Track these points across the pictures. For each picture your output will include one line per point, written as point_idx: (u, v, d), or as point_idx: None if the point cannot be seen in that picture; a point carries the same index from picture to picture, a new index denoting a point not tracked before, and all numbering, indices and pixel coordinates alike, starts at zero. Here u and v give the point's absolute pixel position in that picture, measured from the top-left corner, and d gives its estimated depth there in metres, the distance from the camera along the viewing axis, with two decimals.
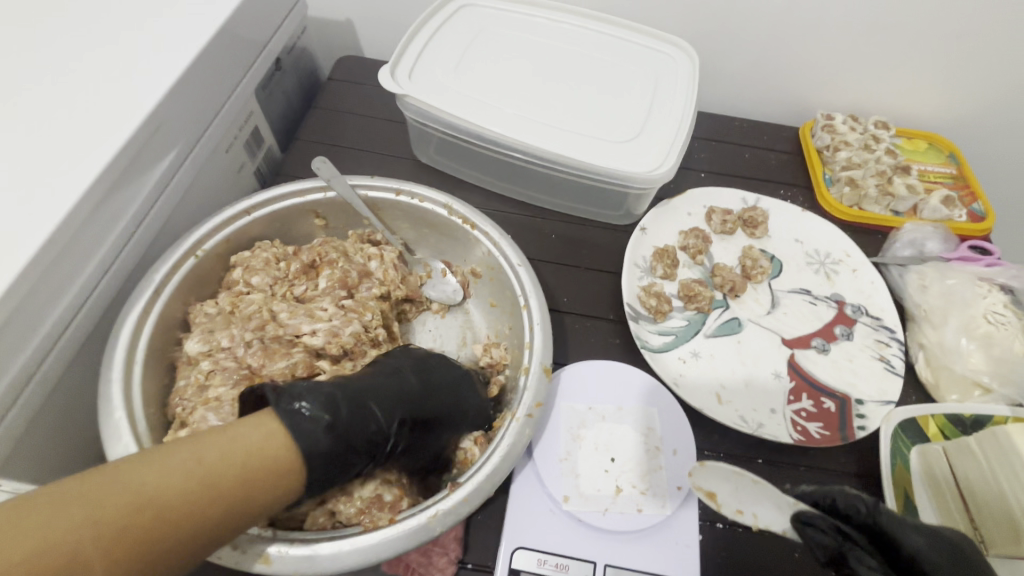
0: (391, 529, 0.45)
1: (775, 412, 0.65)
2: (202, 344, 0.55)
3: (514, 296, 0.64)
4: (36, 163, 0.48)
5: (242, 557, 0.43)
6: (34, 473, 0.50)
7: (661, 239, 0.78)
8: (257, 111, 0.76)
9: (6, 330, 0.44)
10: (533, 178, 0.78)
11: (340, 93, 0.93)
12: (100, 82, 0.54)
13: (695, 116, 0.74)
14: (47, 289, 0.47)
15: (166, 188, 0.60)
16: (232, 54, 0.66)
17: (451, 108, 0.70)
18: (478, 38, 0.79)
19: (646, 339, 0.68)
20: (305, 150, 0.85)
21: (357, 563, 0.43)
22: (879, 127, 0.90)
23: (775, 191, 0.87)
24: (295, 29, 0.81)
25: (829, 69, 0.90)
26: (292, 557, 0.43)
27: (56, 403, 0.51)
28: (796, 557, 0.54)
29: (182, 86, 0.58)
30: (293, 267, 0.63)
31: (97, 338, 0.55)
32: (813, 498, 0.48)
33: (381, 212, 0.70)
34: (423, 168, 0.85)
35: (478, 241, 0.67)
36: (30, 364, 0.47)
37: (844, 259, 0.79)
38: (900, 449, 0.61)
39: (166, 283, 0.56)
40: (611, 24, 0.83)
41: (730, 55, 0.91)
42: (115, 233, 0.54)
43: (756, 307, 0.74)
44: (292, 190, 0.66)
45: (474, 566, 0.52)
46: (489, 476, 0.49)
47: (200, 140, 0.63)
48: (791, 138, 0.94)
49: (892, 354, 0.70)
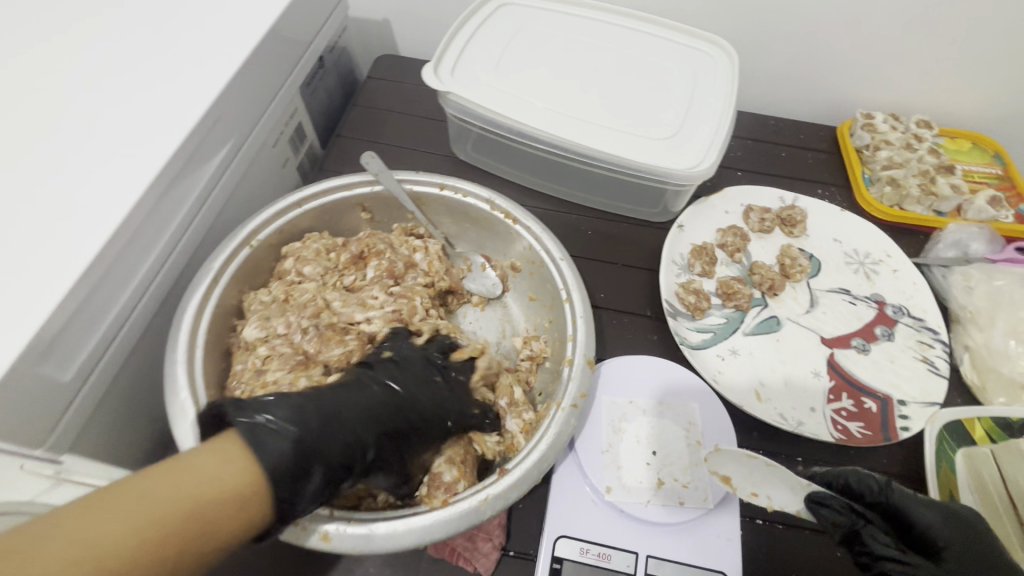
0: (443, 512, 0.46)
1: (815, 410, 0.64)
2: (259, 330, 0.57)
3: (554, 290, 0.65)
4: (108, 156, 0.51)
5: (301, 534, 0.45)
6: (102, 451, 0.53)
7: (698, 237, 0.78)
8: (302, 108, 0.78)
9: (82, 313, 0.46)
10: (570, 174, 0.79)
11: (379, 90, 0.95)
12: (164, 78, 0.57)
13: (734, 113, 0.74)
14: (117, 275, 0.50)
15: (221, 180, 0.62)
16: (283, 51, 0.68)
17: (493, 105, 0.72)
18: (517, 37, 0.80)
19: (685, 335, 0.69)
20: (345, 147, 0.87)
21: (413, 544, 0.45)
22: (921, 126, 0.89)
23: (813, 190, 0.86)
24: (338, 28, 0.84)
25: (870, 67, 0.89)
26: (350, 535, 0.45)
27: (122, 385, 0.54)
28: (837, 556, 0.54)
29: (238, 82, 0.60)
30: (342, 258, 0.66)
31: (158, 325, 0.57)
32: (828, 479, 0.51)
33: (425, 206, 0.71)
34: (461, 164, 0.87)
35: (519, 235, 0.68)
36: (101, 346, 0.49)
37: (885, 259, 0.78)
38: (945, 450, 0.61)
39: (222, 272, 0.58)
40: (649, 22, 0.83)
41: (767, 53, 0.90)
42: (176, 224, 0.56)
43: (794, 306, 0.74)
44: (340, 184, 0.68)
45: (517, 553, 0.53)
46: (536, 464, 0.50)
47: (251, 134, 0.66)
48: (829, 137, 0.93)
49: (935, 355, 0.69)
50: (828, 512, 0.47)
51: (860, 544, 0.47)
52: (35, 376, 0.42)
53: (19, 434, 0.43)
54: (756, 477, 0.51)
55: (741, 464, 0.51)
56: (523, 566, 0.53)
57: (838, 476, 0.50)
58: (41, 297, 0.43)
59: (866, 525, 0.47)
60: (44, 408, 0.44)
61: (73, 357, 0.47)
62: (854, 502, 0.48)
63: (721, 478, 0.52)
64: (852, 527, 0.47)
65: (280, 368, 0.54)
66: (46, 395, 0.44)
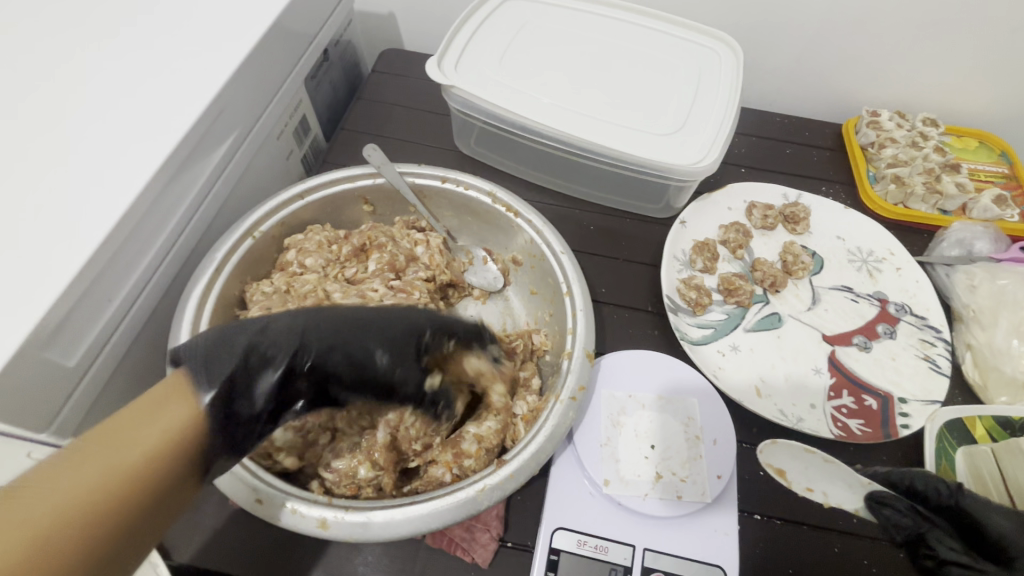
0: (441, 501, 0.47)
1: (815, 407, 0.64)
2: (260, 320, 0.58)
3: (555, 283, 0.65)
4: (113, 144, 0.51)
5: (300, 521, 0.46)
6: None
7: (701, 233, 0.78)
8: (306, 101, 0.79)
9: (86, 300, 0.47)
10: (572, 169, 0.79)
11: (383, 84, 0.95)
12: (169, 68, 0.57)
13: (738, 109, 0.74)
14: (121, 263, 0.50)
15: (225, 171, 0.63)
16: (287, 43, 0.68)
17: (496, 99, 0.72)
18: (522, 31, 0.80)
19: (685, 331, 0.69)
20: (349, 140, 0.87)
21: (410, 533, 0.45)
22: (927, 124, 0.88)
23: (817, 188, 0.86)
24: (343, 21, 0.84)
25: (876, 65, 0.89)
26: (348, 523, 0.45)
27: (126, 372, 0.54)
28: (835, 552, 0.54)
29: (242, 72, 0.60)
30: (344, 250, 0.66)
31: (162, 313, 0.58)
32: (890, 479, 0.54)
33: (427, 199, 0.72)
34: (464, 159, 0.87)
35: (520, 229, 0.68)
36: (105, 333, 0.50)
37: (888, 257, 0.77)
38: (945, 449, 0.61)
39: (225, 262, 0.59)
40: (653, 17, 0.83)
41: (772, 50, 0.90)
42: (180, 213, 0.57)
43: (796, 303, 0.74)
44: (343, 177, 0.68)
45: (514, 544, 0.54)
46: (534, 455, 0.50)
47: (255, 126, 0.66)
48: (834, 135, 0.93)
49: (938, 354, 0.69)
50: (891, 513, 0.51)
51: (927, 547, 0.50)
52: (40, 361, 0.43)
53: (24, 418, 0.43)
54: (813, 474, 0.55)
55: (798, 459, 0.56)
56: (520, 557, 0.53)
57: (902, 478, 0.53)
58: (45, 282, 0.44)
59: (932, 529, 0.50)
60: (48, 393, 0.45)
61: (77, 343, 0.47)
62: (919, 504, 0.51)
63: (775, 471, 0.56)
64: (917, 528, 0.50)
65: None
66: (51, 380, 0.45)
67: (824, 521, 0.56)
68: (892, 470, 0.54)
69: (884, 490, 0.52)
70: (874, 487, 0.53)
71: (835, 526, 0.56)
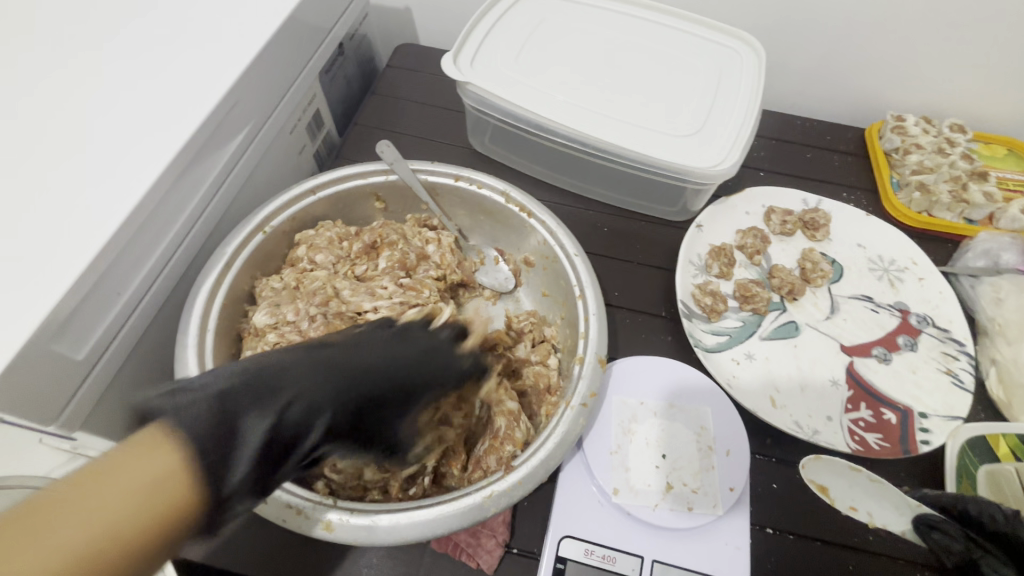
0: (447, 506, 0.46)
1: (831, 419, 0.63)
2: (268, 317, 0.57)
3: (567, 285, 0.64)
4: (125, 137, 0.51)
5: (305, 522, 0.45)
6: (112, 431, 0.53)
7: (718, 238, 0.77)
8: (320, 95, 0.78)
9: (95, 294, 0.47)
10: (587, 169, 0.78)
11: (397, 79, 0.94)
12: (181, 60, 0.56)
13: (759, 111, 0.72)
14: (130, 257, 0.50)
15: (238, 164, 0.62)
16: (304, 36, 0.67)
17: (512, 97, 0.71)
18: (540, 28, 0.78)
19: (700, 338, 0.67)
20: (363, 136, 0.86)
21: (414, 538, 0.44)
22: (954, 130, 0.86)
23: (838, 194, 0.84)
24: (358, 16, 0.83)
25: (903, 68, 0.86)
26: (352, 526, 0.45)
27: (134, 366, 0.54)
28: (850, 570, 0.53)
29: (257, 65, 0.60)
30: (354, 247, 0.65)
31: (171, 308, 0.57)
32: (938, 501, 0.54)
33: (438, 197, 0.71)
34: (478, 157, 0.86)
35: (534, 230, 0.67)
36: (113, 327, 0.50)
37: (910, 266, 0.75)
38: (966, 466, 0.59)
39: (235, 257, 0.58)
40: (674, 16, 0.81)
41: (795, 51, 0.88)
42: (192, 208, 0.56)
43: (814, 312, 0.72)
44: (355, 173, 0.67)
45: (520, 551, 0.53)
46: (542, 462, 0.49)
47: (268, 120, 0.65)
48: (856, 139, 0.91)
49: (961, 368, 0.67)
50: (939, 536, 0.52)
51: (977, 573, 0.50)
52: (48, 355, 0.43)
53: (30, 412, 0.43)
54: (858, 492, 0.56)
55: (843, 477, 0.57)
56: (526, 564, 0.52)
57: (955, 502, 0.53)
58: (54, 275, 0.43)
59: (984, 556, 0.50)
60: (56, 387, 0.44)
61: (86, 337, 0.47)
62: (970, 530, 0.52)
63: (819, 488, 0.57)
64: (968, 554, 0.51)
65: None
66: (58, 375, 0.44)
67: (841, 538, 0.55)
68: (945, 494, 0.54)
69: (935, 514, 0.53)
70: (924, 510, 0.54)
71: (851, 543, 0.54)
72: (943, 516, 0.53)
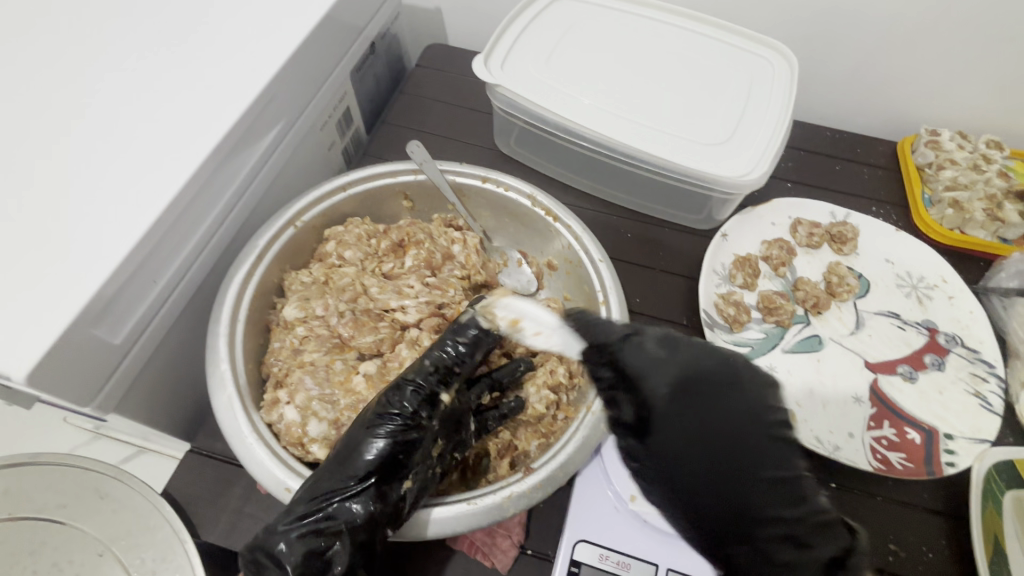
0: (467, 507, 0.47)
1: (853, 436, 0.62)
2: (298, 310, 0.58)
3: (590, 291, 0.64)
4: (167, 126, 0.53)
5: (481, 511, 0.47)
6: (142, 415, 0.55)
7: (742, 248, 0.76)
8: (351, 93, 0.79)
9: (134, 280, 0.48)
10: (613, 175, 0.78)
11: (427, 79, 0.95)
12: (217, 60, 0.58)
13: (790, 123, 0.71)
14: (166, 246, 0.51)
15: (271, 158, 0.64)
16: (338, 36, 0.68)
17: (540, 100, 0.71)
18: (571, 32, 0.78)
19: (721, 348, 0.67)
20: (390, 135, 0.88)
21: (480, 524, 0.47)
22: (991, 147, 0.83)
23: (867, 208, 0.83)
24: (391, 15, 0.84)
25: (939, 82, 0.85)
26: (443, 518, 0.47)
27: (165, 354, 0.56)
28: (919, 570, 0.56)
29: (295, 62, 0.61)
30: (382, 244, 0.66)
31: (202, 298, 0.59)
32: None
33: (465, 198, 0.71)
34: (503, 158, 0.87)
35: (559, 234, 0.67)
36: (149, 314, 0.51)
37: (940, 284, 0.74)
38: (992, 490, 0.57)
39: (267, 248, 0.60)
40: (706, 23, 0.81)
41: (827, 63, 0.87)
42: (227, 198, 0.58)
43: (839, 326, 0.71)
44: (385, 171, 0.68)
45: (534, 553, 0.54)
46: (561, 466, 0.50)
47: (301, 115, 0.67)
48: (888, 152, 0.89)
49: (989, 391, 0.65)
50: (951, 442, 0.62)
51: None
52: (87, 337, 0.44)
53: (68, 393, 0.45)
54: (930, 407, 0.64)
55: None
56: (540, 566, 0.53)
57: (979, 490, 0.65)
58: (95, 263, 0.45)
59: None
60: (93, 370, 0.46)
61: (123, 323, 0.49)
62: None
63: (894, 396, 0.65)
64: None
65: (317, 350, 0.56)
66: (96, 357, 0.46)
67: (902, 527, 0.58)
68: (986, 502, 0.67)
69: (876, 360, 0.68)
70: (854, 358, 0.68)
71: (908, 535, 0.57)
72: (963, 440, 0.61)
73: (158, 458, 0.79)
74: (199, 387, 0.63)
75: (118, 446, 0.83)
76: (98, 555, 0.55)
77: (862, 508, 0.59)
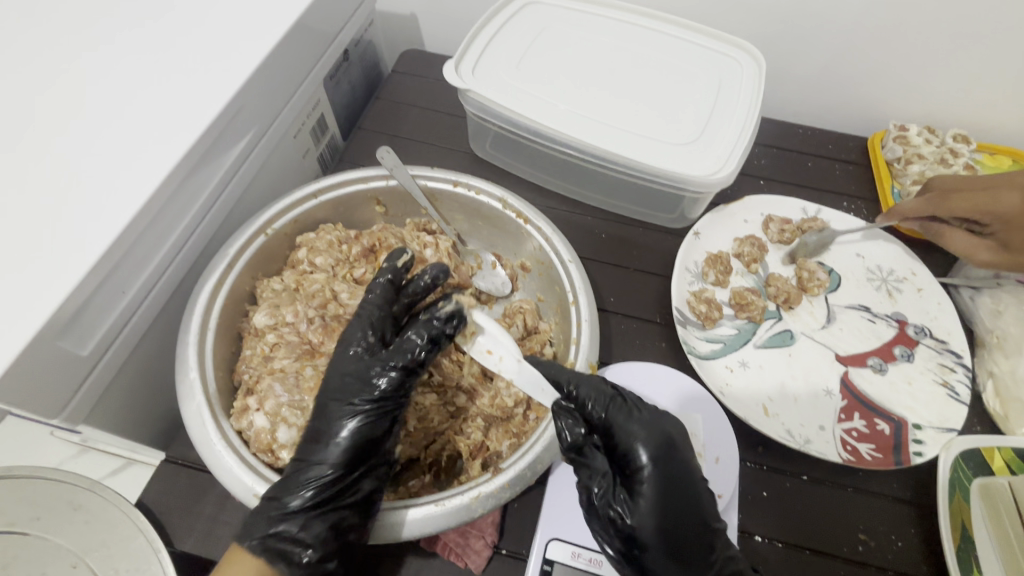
0: (435, 508, 0.48)
1: (823, 429, 0.63)
2: (268, 318, 0.58)
3: (562, 291, 0.65)
4: (131, 136, 0.53)
5: (449, 511, 0.48)
6: (114, 426, 0.55)
7: (715, 245, 0.77)
8: (324, 100, 0.80)
9: (100, 291, 0.49)
10: (585, 176, 0.79)
11: (403, 85, 0.96)
12: (184, 69, 0.58)
13: (758, 121, 0.72)
14: (134, 257, 0.52)
15: (243, 166, 0.64)
16: (309, 44, 0.69)
17: (511, 104, 0.72)
18: (542, 36, 0.79)
19: (693, 345, 0.68)
20: (367, 140, 0.88)
21: (448, 525, 0.48)
22: (957, 141, 0.85)
23: (838, 204, 0.84)
24: (364, 22, 0.84)
25: (905, 79, 0.86)
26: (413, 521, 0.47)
27: (136, 363, 0.56)
28: (889, 559, 0.56)
29: (264, 70, 0.61)
30: (353, 250, 0.67)
31: (173, 308, 0.59)
32: None
33: (437, 202, 0.72)
34: (478, 161, 0.87)
35: (530, 235, 0.68)
36: (117, 325, 0.51)
37: (910, 277, 0.75)
38: (960, 479, 0.58)
39: (238, 257, 0.60)
40: (676, 24, 0.82)
41: (797, 61, 0.88)
42: (197, 208, 0.58)
43: (810, 321, 0.72)
44: (356, 178, 0.69)
45: (508, 552, 0.54)
46: (530, 465, 0.51)
47: (273, 123, 0.67)
48: (858, 148, 0.91)
49: (956, 380, 0.66)
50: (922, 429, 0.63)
51: None
52: (52, 349, 0.45)
53: (35, 405, 0.45)
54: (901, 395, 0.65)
55: None
56: (513, 565, 0.54)
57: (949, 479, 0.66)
58: (59, 275, 0.45)
59: None
60: (59, 381, 0.46)
61: (91, 334, 0.49)
62: None
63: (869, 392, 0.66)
64: None
65: (287, 356, 0.57)
66: (63, 368, 0.46)
67: (872, 517, 0.59)
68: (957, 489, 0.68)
69: (847, 353, 0.69)
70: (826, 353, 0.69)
71: (878, 524, 0.58)
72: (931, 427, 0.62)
73: (140, 469, 0.79)
74: (173, 396, 0.63)
75: (102, 458, 0.82)
76: (72, 566, 0.55)
77: (833, 499, 0.60)
